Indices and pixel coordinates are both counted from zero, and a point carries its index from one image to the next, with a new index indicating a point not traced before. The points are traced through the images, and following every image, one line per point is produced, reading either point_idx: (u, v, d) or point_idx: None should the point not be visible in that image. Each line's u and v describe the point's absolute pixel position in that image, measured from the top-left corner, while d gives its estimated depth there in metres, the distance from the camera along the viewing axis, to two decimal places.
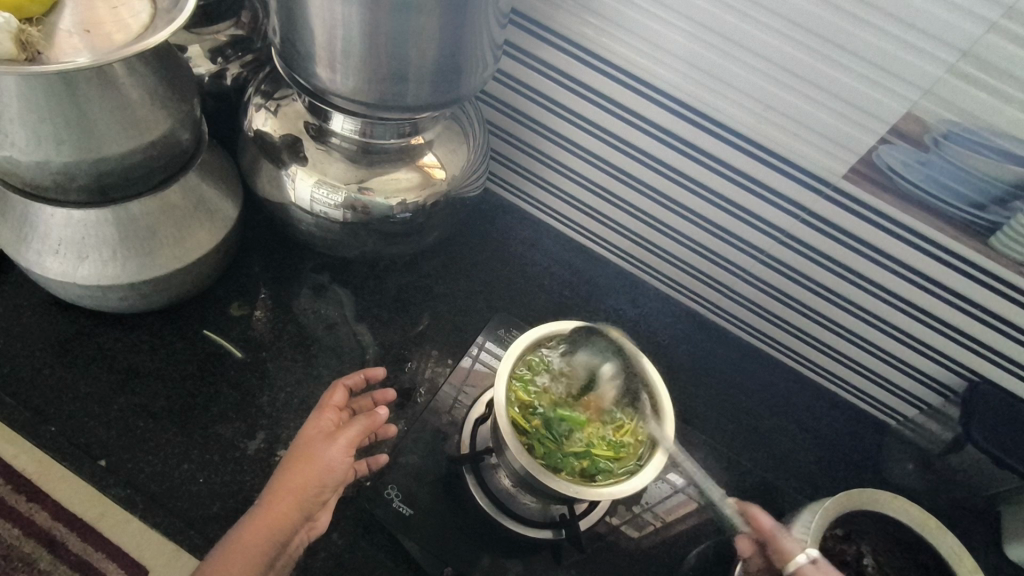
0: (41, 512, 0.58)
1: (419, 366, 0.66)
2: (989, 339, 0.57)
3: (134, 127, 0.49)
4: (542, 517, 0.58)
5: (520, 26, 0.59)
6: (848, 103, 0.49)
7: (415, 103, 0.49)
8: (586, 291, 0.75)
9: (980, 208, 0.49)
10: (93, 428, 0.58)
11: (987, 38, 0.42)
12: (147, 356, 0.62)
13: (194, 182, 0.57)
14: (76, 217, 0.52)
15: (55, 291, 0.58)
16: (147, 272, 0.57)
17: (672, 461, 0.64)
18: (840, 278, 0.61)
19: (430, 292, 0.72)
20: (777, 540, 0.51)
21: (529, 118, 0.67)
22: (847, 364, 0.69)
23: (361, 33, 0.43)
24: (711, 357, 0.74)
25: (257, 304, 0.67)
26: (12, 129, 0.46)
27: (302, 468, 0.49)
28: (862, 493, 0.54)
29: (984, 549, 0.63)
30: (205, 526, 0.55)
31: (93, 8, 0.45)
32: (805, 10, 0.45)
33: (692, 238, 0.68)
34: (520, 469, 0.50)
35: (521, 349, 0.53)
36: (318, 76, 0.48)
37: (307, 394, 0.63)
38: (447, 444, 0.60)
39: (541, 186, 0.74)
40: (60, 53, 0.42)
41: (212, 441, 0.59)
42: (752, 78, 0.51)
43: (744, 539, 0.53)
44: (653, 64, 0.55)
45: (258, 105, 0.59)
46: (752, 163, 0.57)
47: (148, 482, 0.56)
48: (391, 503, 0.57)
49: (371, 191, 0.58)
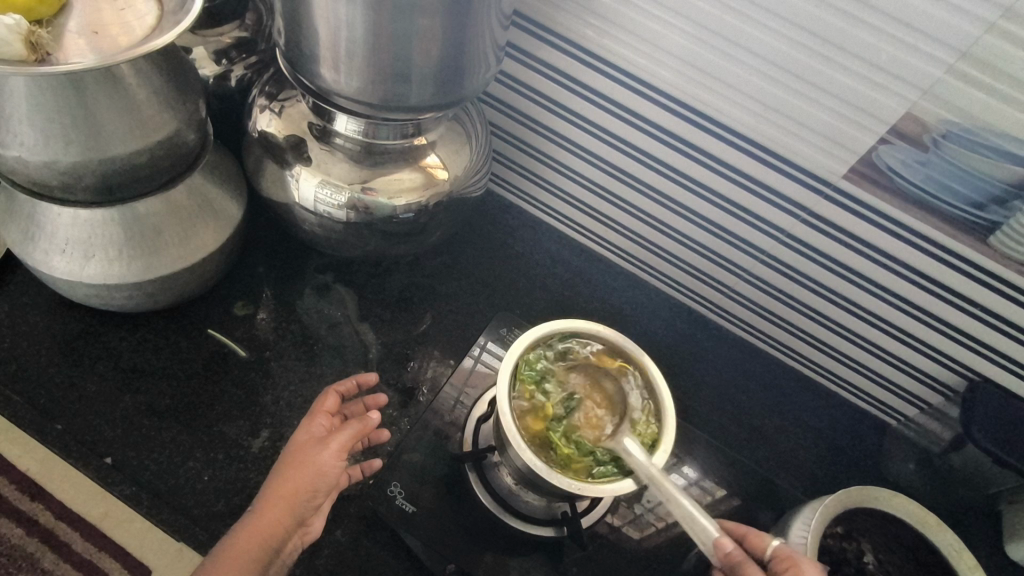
0: (45, 512, 0.58)
1: (422, 366, 0.67)
2: (991, 339, 0.57)
3: (140, 127, 0.50)
4: (546, 514, 0.58)
5: (522, 27, 0.59)
6: (847, 102, 0.49)
7: (418, 103, 0.50)
8: (587, 290, 0.76)
9: (980, 207, 0.49)
10: (99, 426, 0.59)
11: (986, 38, 0.42)
12: (152, 355, 0.63)
13: (199, 182, 0.58)
14: (83, 216, 0.53)
15: (61, 289, 0.59)
16: (152, 273, 0.57)
17: (674, 461, 0.64)
18: (840, 278, 0.61)
19: (433, 292, 0.72)
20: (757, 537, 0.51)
21: (530, 118, 0.68)
22: (847, 363, 0.69)
23: (365, 34, 0.44)
24: (712, 356, 0.74)
25: (260, 304, 0.68)
26: (20, 129, 0.47)
27: (294, 473, 0.49)
28: (863, 491, 0.54)
29: (985, 548, 0.63)
30: (210, 523, 0.56)
31: (100, 10, 0.46)
32: (804, 10, 0.46)
33: (693, 239, 0.68)
34: (523, 466, 0.50)
35: (530, 345, 0.54)
36: (323, 77, 0.49)
37: (310, 393, 0.63)
38: (448, 442, 0.61)
39: (542, 186, 0.75)
40: (68, 54, 0.43)
41: (217, 439, 0.59)
42: (752, 79, 0.52)
43: (723, 538, 0.46)
44: (653, 64, 0.56)
45: (263, 106, 0.60)
46: (752, 163, 0.57)
47: (153, 479, 0.57)
48: (394, 500, 0.57)
49: (375, 191, 0.58)
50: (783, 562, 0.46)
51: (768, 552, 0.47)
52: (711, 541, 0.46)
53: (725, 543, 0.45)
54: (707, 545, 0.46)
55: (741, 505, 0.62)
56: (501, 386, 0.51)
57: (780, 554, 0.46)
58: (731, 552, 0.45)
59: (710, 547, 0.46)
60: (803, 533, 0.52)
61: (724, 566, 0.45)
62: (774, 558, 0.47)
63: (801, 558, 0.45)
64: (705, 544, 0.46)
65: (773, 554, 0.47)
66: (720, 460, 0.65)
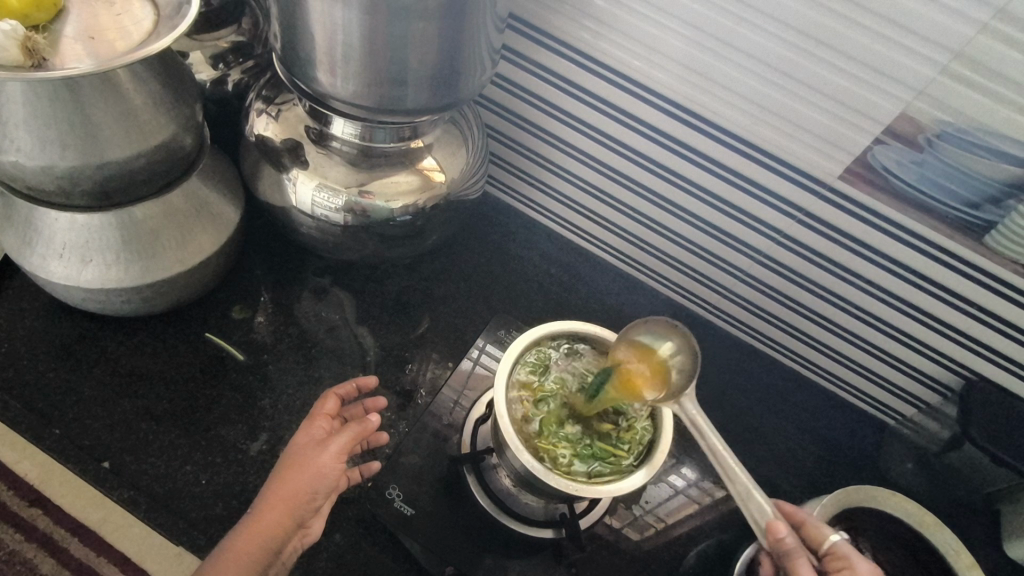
0: (43, 517, 0.58)
1: (420, 368, 0.67)
2: (988, 338, 0.57)
3: (138, 131, 0.50)
4: (543, 515, 0.58)
5: (517, 30, 0.60)
6: (841, 103, 0.50)
7: (414, 107, 0.50)
8: (585, 291, 0.76)
9: (975, 207, 0.50)
10: (97, 430, 0.59)
11: (978, 39, 0.42)
12: (150, 359, 0.63)
13: (196, 186, 0.58)
14: (81, 221, 0.53)
15: (58, 294, 0.59)
16: (150, 277, 0.57)
17: (673, 462, 0.64)
18: (836, 278, 0.61)
19: (431, 295, 0.73)
20: (811, 523, 0.49)
21: (526, 120, 0.68)
22: (844, 363, 0.70)
23: (361, 38, 0.44)
24: (710, 357, 0.74)
25: (258, 307, 0.68)
26: (17, 134, 0.47)
27: (293, 476, 0.49)
28: (861, 490, 0.55)
29: (985, 547, 0.63)
30: (208, 526, 0.55)
31: (96, 16, 0.46)
32: (797, 12, 0.46)
33: (690, 240, 0.68)
34: (521, 467, 0.50)
35: (533, 343, 0.54)
36: (319, 80, 0.49)
37: (309, 396, 0.63)
38: (447, 444, 0.61)
39: (539, 188, 0.75)
40: (65, 59, 0.43)
41: (215, 443, 0.59)
42: (747, 79, 0.52)
43: (780, 523, 0.44)
44: (647, 67, 0.56)
45: (259, 110, 0.60)
46: (747, 164, 0.58)
47: (152, 483, 0.57)
48: (393, 502, 0.57)
49: (371, 194, 0.58)
50: (838, 562, 0.46)
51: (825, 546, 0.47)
52: (765, 523, 0.45)
53: (780, 531, 0.44)
54: (760, 525, 0.45)
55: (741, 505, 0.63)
56: (496, 381, 0.51)
57: (838, 552, 0.47)
58: (787, 541, 0.44)
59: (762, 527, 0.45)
60: None
61: (775, 549, 0.45)
62: (830, 555, 0.47)
63: (857, 560, 0.45)
64: (758, 521, 0.45)
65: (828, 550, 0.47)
66: None
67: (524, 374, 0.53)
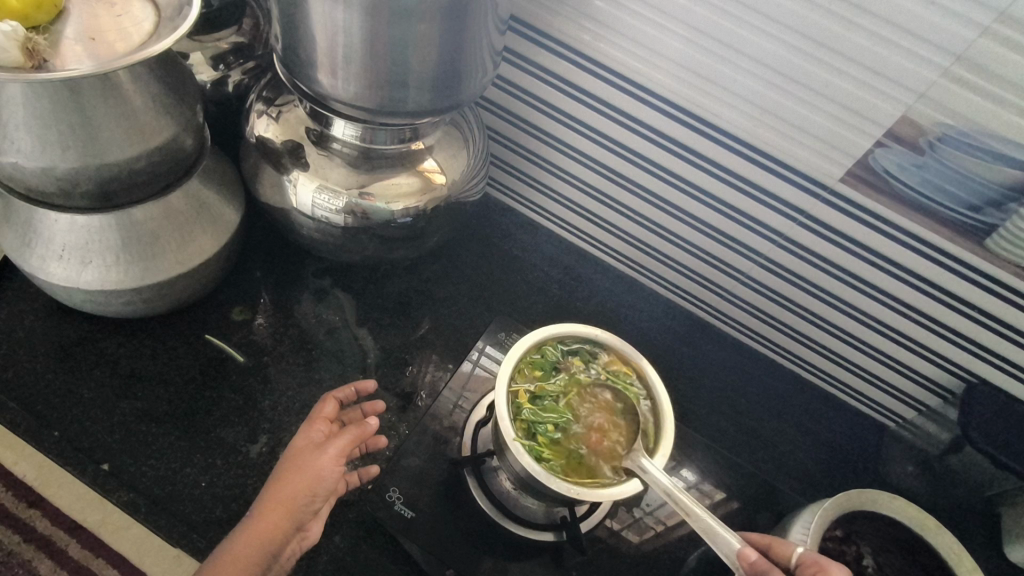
0: (41, 518, 0.58)
1: (420, 369, 0.67)
2: (989, 342, 0.57)
3: (138, 132, 0.50)
4: (544, 518, 0.58)
5: (519, 31, 0.60)
6: (842, 105, 0.49)
7: (415, 108, 0.50)
8: (585, 293, 0.76)
9: (976, 209, 0.49)
10: (97, 432, 0.58)
11: (979, 41, 0.42)
12: (150, 360, 0.63)
13: (196, 188, 0.58)
14: (81, 222, 0.53)
15: (58, 295, 0.58)
16: (150, 278, 0.57)
17: (673, 464, 0.64)
18: (837, 280, 0.61)
19: (432, 296, 0.73)
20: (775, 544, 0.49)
21: (527, 122, 0.68)
22: (845, 366, 0.69)
23: (361, 40, 0.44)
24: (710, 359, 0.74)
25: (258, 308, 0.68)
26: (17, 135, 0.47)
27: (292, 477, 0.49)
28: (862, 493, 0.55)
29: (984, 550, 0.63)
30: (207, 529, 0.55)
31: (96, 17, 0.46)
32: (797, 13, 0.46)
33: (690, 242, 0.68)
34: (520, 471, 0.50)
35: (546, 339, 0.54)
36: (320, 81, 0.49)
37: (309, 397, 0.63)
38: (447, 447, 0.61)
39: (540, 189, 0.75)
40: (65, 61, 0.43)
41: (214, 445, 0.59)
42: (747, 81, 0.52)
43: (745, 548, 0.45)
44: (647, 68, 0.56)
45: (260, 111, 0.60)
46: (748, 166, 0.58)
47: (151, 486, 0.57)
48: (393, 505, 0.57)
49: (372, 197, 0.58)
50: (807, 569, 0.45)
51: (795, 559, 0.47)
52: (735, 553, 0.45)
53: (750, 554, 0.44)
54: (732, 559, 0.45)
55: (741, 508, 0.62)
56: (503, 369, 0.51)
57: (805, 559, 0.46)
58: (757, 562, 0.44)
59: (735, 558, 0.45)
60: (803, 534, 0.53)
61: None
62: (800, 565, 0.46)
63: (827, 561, 0.45)
64: (730, 555, 0.45)
65: (798, 562, 0.47)
66: (719, 462, 0.65)
67: (528, 370, 0.53)
